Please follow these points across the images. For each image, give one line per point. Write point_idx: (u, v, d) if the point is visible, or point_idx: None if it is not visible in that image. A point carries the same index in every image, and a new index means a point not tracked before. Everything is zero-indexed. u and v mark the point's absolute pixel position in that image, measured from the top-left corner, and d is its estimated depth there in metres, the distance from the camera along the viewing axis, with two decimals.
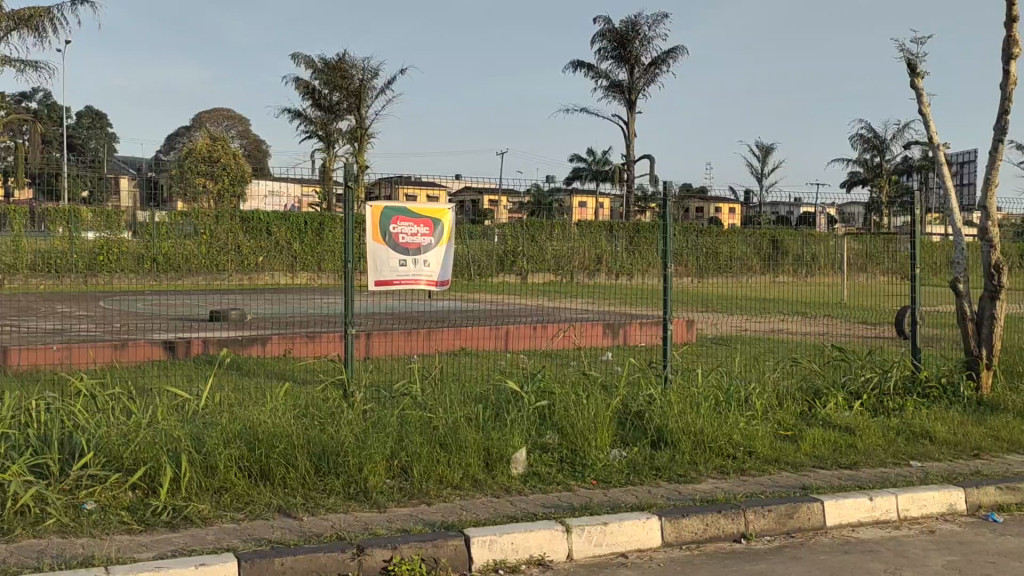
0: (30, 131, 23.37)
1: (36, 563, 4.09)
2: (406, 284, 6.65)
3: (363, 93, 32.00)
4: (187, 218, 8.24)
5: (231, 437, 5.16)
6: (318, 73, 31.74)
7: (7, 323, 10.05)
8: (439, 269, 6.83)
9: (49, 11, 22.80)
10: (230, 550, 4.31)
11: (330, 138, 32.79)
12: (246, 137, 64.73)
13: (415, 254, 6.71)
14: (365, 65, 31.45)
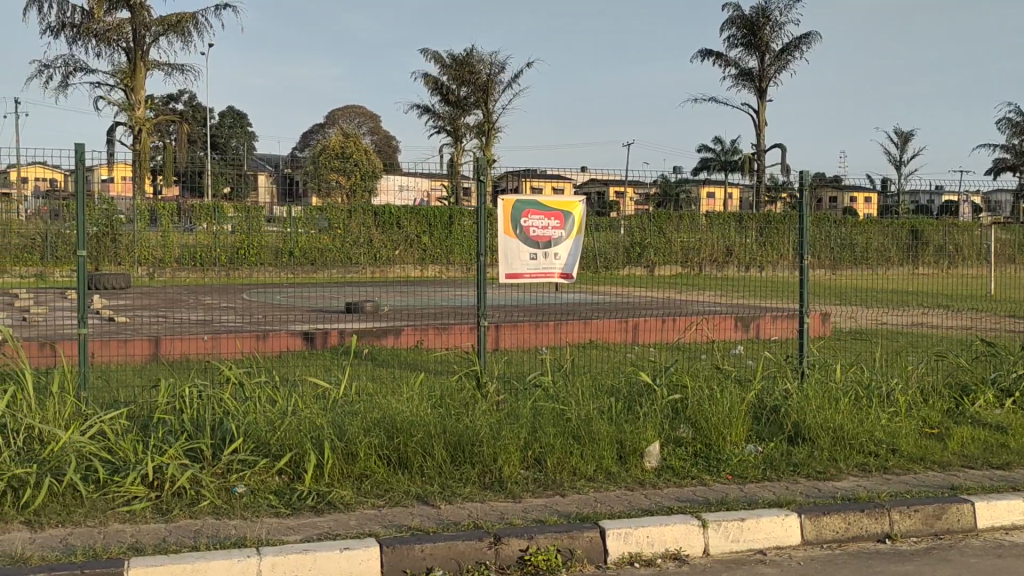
0: (178, 131, 24.58)
1: (193, 542, 4.31)
2: (538, 277, 6.68)
3: (491, 87, 32.33)
4: (321, 211, 8.59)
5: (371, 425, 5.30)
6: (445, 69, 32.20)
7: (159, 314, 10.60)
8: (568, 261, 6.85)
9: (195, 15, 23.92)
10: (372, 535, 4.44)
11: (458, 132, 33.24)
12: (376, 133, 66.39)
13: (545, 247, 6.74)
14: (492, 58, 31.81)
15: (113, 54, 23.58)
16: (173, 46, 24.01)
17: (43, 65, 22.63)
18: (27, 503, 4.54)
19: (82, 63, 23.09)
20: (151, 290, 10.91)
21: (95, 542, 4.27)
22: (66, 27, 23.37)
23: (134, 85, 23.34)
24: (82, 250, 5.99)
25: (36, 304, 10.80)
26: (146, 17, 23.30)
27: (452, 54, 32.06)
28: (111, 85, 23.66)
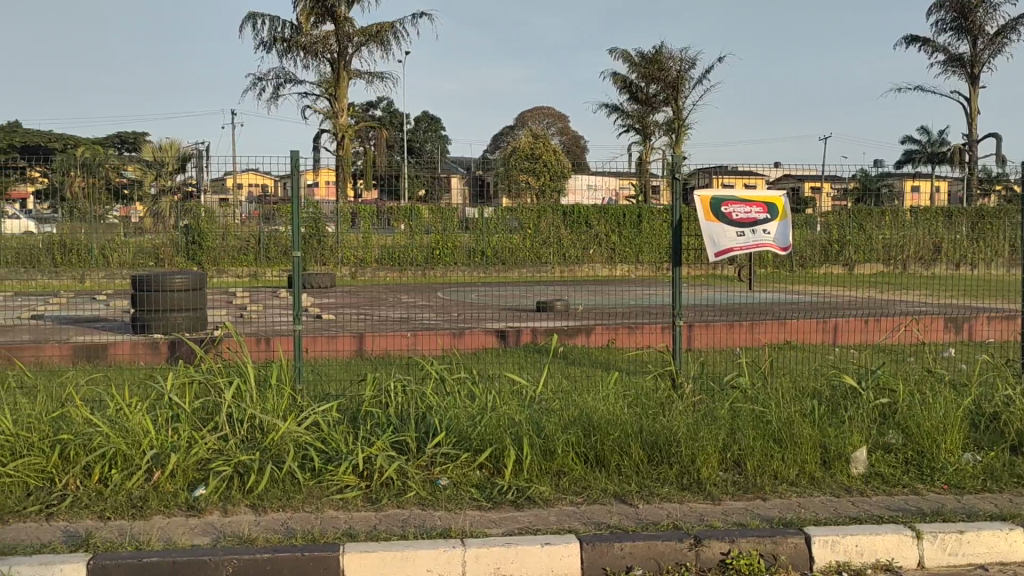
0: (377, 137, 25.69)
1: (402, 531, 4.49)
2: (749, 249, 6.54)
3: (681, 84, 31.93)
4: (512, 211, 8.74)
5: (569, 423, 5.36)
6: (635, 67, 32.12)
7: (362, 312, 11.13)
8: (780, 235, 6.63)
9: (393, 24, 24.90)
10: (572, 531, 4.49)
11: (647, 130, 33.08)
12: (564, 133, 67.02)
13: (751, 226, 6.61)
14: (682, 55, 31.42)
15: (320, 65, 24.92)
16: (373, 55, 25.08)
17: (258, 77, 24.18)
18: (251, 488, 4.86)
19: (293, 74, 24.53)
20: (355, 290, 11.45)
21: (313, 527, 4.53)
22: (278, 41, 24.86)
23: (337, 94, 24.56)
24: (296, 250, 6.36)
25: (253, 302, 11.56)
26: (349, 28, 24.46)
27: (640, 52, 31.94)
28: (317, 94, 25.01)
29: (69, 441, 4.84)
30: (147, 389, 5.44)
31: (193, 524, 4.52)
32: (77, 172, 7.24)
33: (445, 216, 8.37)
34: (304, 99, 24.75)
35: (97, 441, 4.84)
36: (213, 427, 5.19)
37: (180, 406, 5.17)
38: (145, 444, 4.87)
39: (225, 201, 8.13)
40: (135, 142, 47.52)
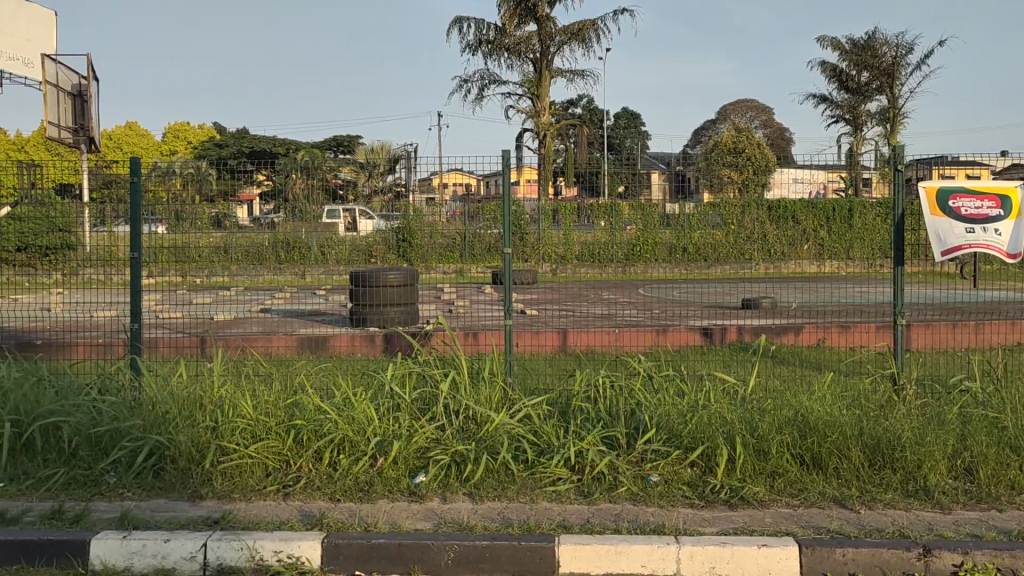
0: (577, 134, 25.88)
1: (615, 525, 4.52)
2: (978, 249, 6.13)
3: (896, 71, 30.26)
4: (715, 207, 8.59)
5: (783, 423, 5.22)
6: (846, 55, 30.86)
7: (566, 308, 11.24)
8: (1012, 242, 6.14)
9: (595, 21, 24.96)
10: (790, 534, 4.38)
11: (859, 121, 31.63)
12: (767, 126, 65.21)
13: (982, 223, 6.20)
14: (899, 40, 29.76)
15: (523, 65, 25.41)
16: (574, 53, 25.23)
17: (463, 79, 24.91)
18: (468, 477, 5.02)
19: (496, 75, 25.10)
20: (559, 286, 11.59)
21: (528, 517, 4.63)
22: (482, 44, 25.50)
23: (539, 93, 24.95)
24: (507, 247, 6.47)
25: (461, 297, 11.92)
26: (551, 27, 24.75)
27: (852, 39, 30.60)
28: (521, 94, 25.48)
29: (301, 426, 5.11)
30: (369, 379, 5.69)
31: (416, 509, 4.72)
32: (297, 173, 7.65)
33: (645, 211, 8.42)
34: (507, 99, 25.28)
35: (327, 427, 5.09)
36: (431, 417, 5.38)
37: (400, 396, 5.39)
38: (370, 432, 5.11)
39: (433, 200, 8.40)
40: (349, 144, 50.15)
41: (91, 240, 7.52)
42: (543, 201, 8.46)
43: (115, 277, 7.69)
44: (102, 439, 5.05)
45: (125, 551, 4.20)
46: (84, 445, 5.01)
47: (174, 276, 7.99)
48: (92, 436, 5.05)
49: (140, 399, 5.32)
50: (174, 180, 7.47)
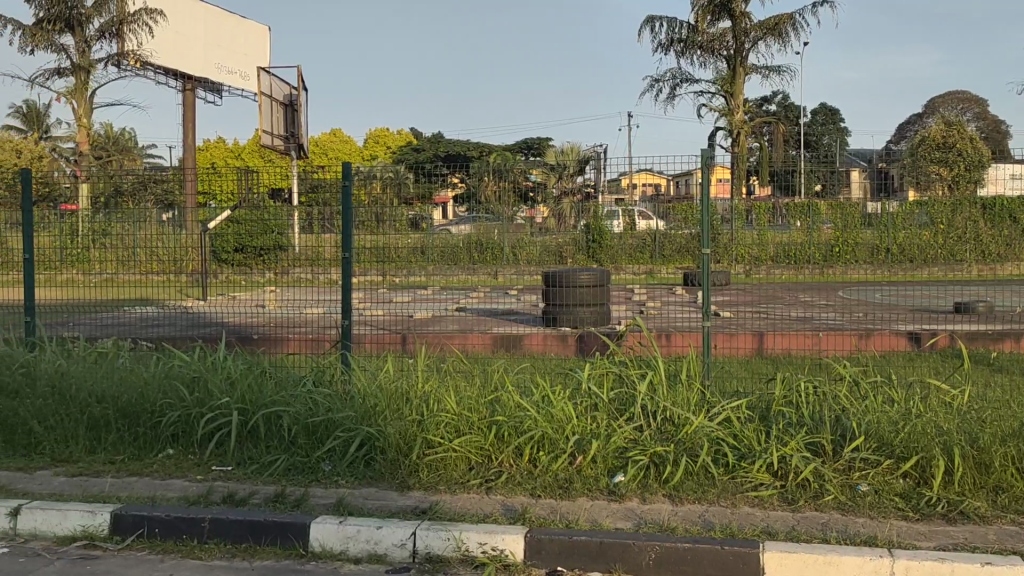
0: (771, 132, 25.21)
1: (823, 534, 4.38)
2: None
3: None
4: (923, 205, 8.16)
5: (1006, 435, 4.90)
6: None
7: (761, 310, 10.97)
8: None
9: (791, 16, 24.20)
10: (1017, 553, 4.10)
11: None
12: (981, 118, 61.32)
13: None
14: None
15: (716, 62, 25.03)
16: (770, 49, 24.57)
17: (653, 78, 24.77)
18: (667, 478, 4.98)
19: (688, 74, 24.83)
20: (754, 288, 11.33)
21: (731, 522, 4.55)
22: (674, 42, 25.34)
23: (733, 91, 24.49)
24: (705, 247, 6.34)
25: (651, 298, 11.87)
26: (746, 24, 24.22)
27: None
28: (713, 92, 25.08)
29: (502, 422, 5.20)
30: (566, 378, 5.73)
31: (615, 508, 4.73)
32: (490, 177, 7.71)
33: (844, 212, 8.10)
34: (699, 98, 24.96)
35: (527, 424, 5.15)
36: (628, 418, 5.36)
37: (598, 396, 5.40)
38: (569, 430, 5.14)
39: (620, 200, 8.35)
40: (538, 146, 51.09)
41: (299, 240, 7.74)
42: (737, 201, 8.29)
43: (322, 277, 8.01)
44: (318, 428, 5.30)
45: (340, 536, 4.41)
46: (302, 434, 5.28)
47: (375, 276, 8.25)
48: (309, 426, 5.31)
49: (351, 392, 5.57)
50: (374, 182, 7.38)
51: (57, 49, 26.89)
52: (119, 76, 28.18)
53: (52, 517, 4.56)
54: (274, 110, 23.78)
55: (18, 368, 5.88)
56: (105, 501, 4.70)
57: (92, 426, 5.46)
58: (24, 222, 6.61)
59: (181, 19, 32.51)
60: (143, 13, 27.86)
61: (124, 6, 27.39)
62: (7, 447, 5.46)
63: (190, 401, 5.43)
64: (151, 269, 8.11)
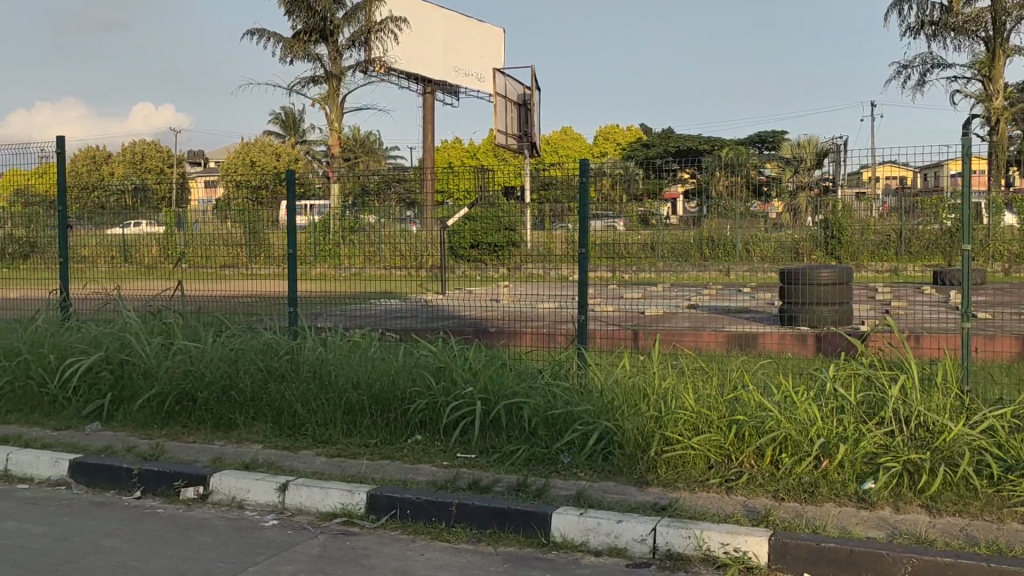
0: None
1: None
2: None
3: None
4: None
5: None
6: None
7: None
8: None
9: None
10: None
11: None
12: None
13: None
14: None
15: (973, 45, 23.33)
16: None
17: (901, 65, 23.42)
18: (923, 488, 4.69)
19: (940, 59, 23.29)
20: (1016, 289, 10.47)
21: (997, 538, 4.22)
22: (926, 25, 23.85)
23: (992, 75, 22.76)
24: (965, 244, 5.90)
25: (898, 298, 11.25)
26: (1007, 2, 22.38)
27: None
28: (968, 77, 23.38)
29: (743, 422, 5.06)
30: (810, 378, 5.52)
31: (866, 516, 4.51)
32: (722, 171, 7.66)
33: None
34: (953, 84, 23.35)
35: (769, 424, 4.99)
36: (879, 422, 5.08)
37: (845, 398, 5.16)
38: (814, 432, 4.93)
39: (862, 194, 7.74)
40: (770, 140, 49.59)
41: (532, 236, 7.77)
42: (995, 195, 7.64)
43: (554, 273, 7.94)
44: (557, 421, 5.39)
45: (581, 528, 4.45)
46: (542, 425, 5.39)
47: (603, 273, 8.14)
48: (549, 418, 5.41)
49: (589, 386, 5.63)
50: (602, 180, 7.40)
51: (313, 59, 28.91)
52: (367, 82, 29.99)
53: (316, 494, 4.89)
54: (507, 109, 24.50)
55: (284, 355, 6.27)
56: (362, 482, 5.00)
57: (349, 411, 5.82)
58: (289, 221, 7.15)
59: (421, 24, 34.09)
60: (388, 22, 29.43)
61: (372, 16, 29.05)
62: (275, 428, 5.96)
63: (436, 390, 5.67)
64: (394, 264, 8.09)
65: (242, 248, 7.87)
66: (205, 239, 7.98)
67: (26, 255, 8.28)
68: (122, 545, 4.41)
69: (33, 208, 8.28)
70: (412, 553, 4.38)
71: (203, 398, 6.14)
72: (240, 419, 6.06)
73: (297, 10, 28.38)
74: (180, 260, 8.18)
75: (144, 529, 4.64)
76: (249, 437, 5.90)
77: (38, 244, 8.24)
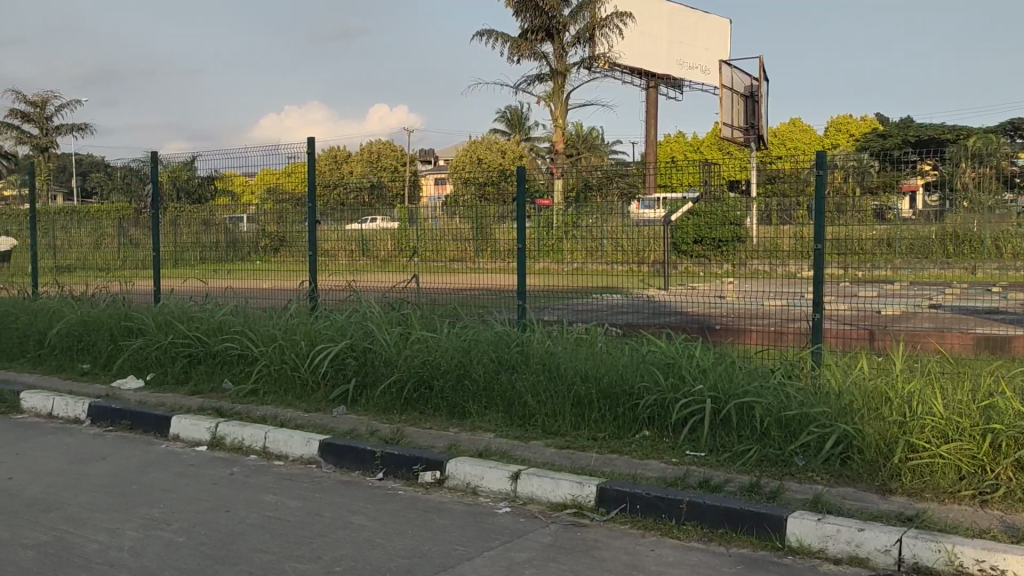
0: None
1: None
2: None
3: None
4: None
5: None
6: None
7: None
8: None
9: None
10: None
11: None
12: None
13: None
14: None
15: None
16: None
17: None
18: None
19: None
20: None
21: None
22: None
23: None
24: None
25: None
26: None
27: None
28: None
29: (999, 431, 4.70)
30: None
31: None
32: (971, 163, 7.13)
33: None
34: None
35: None
36: None
37: None
38: None
39: None
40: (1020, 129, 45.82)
41: (757, 232, 7.56)
42: None
43: (781, 269, 7.62)
44: (792, 422, 5.21)
45: (820, 533, 4.27)
46: (775, 426, 5.23)
47: (835, 270, 7.67)
48: (783, 419, 5.24)
49: (826, 388, 5.43)
50: (833, 173, 7.11)
51: (538, 56, 29.46)
52: (591, 78, 30.23)
53: (547, 484, 4.98)
54: (733, 102, 24.01)
55: (514, 346, 6.44)
56: (592, 475, 5.04)
57: (577, 403, 5.90)
58: (520, 216, 7.30)
59: (644, 19, 33.95)
60: (612, 17, 29.48)
61: (597, 11, 29.23)
62: (507, 418, 6.13)
63: (665, 386, 5.64)
64: (614, 259, 8.07)
65: (470, 242, 8.17)
66: (436, 234, 8.43)
67: (277, 248, 8.96)
68: (368, 523, 4.67)
69: (283, 204, 8.91)
70: (643, 548, 4.37)
71: (439, 386, 6.41)
72: (474, 408, 6.28)
73: (526, 10, 29.03)
74: (412, 255, 8.55)
75: (387, 509, 4.89)
76: (482, 425, 6.11)
77: (287, 239, 8.88)
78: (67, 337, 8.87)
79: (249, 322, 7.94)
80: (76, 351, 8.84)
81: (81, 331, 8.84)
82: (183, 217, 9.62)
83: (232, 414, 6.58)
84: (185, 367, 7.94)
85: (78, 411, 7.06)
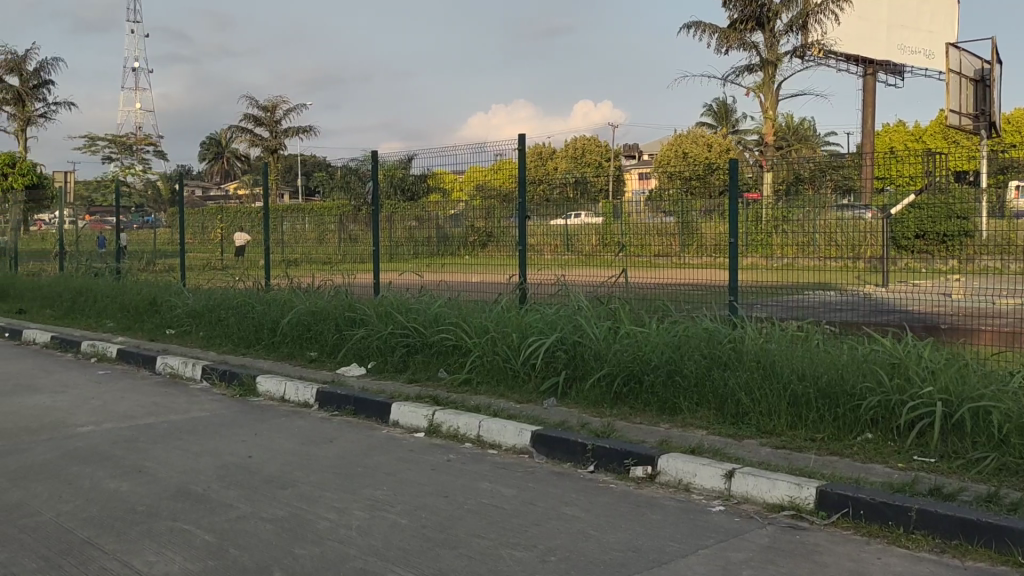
0: None
1: None
2: None
3: None
4: None
5: None
6: None
7: None
8: None
9: None
10: None
11: None
12: None
13: None
14: None
15: None
16: None
17: None
18: None
19: None
20: None
21: None
22: None
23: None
24: None
25: None
26: None
27: None
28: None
29: None
30: None
31: None
32: None
33: None
34: None
35: None
36: None
37: None
38: None
39: None
40: None
41: (988, 226, 7.00)
42: None
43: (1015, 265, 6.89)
44: None
45: None
46: (1016, 433, 4.84)
47: None
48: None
49: None
50: None
51: (748, 47, 28.69)
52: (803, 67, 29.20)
53: (764, 484, 4.85)
54: (960, 86, 22.58)
55: (726, 343, 6.31)
56: (811, 476, 4.87)
57: (794, 403, 5.71)
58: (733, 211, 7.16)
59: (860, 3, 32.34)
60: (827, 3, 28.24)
61: None
62: (719, 415, 6.01)
63: (890, 387, 5.37)
64: (828, 255, 7.74)
65: (676, 236, 8.11)
66: (643, 228, 8.35)
67: (484, 244, 9.16)
68: (582, 514, 4.71)
69: (491, 200, 9.10)
70: (867, 556, 4.17)
71: (649, 381, 6.37)
72: (685, 404, 6.19)
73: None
74: (618, 251, 8.46)
75: (600, 502, 4.91)
76: (693, 422, 6.02)
77: (494, 234, 9.10)
78: (297, 326, 9.47)
79: (464, 314, 8.17)
80: (305, 339, 9.40)
81: (310, 320, 9.39)
82: (399, 213, 10.02)
83: (447, 403, 6.81)
84: (404, 357, 8.30)
85: (307, 396, 7.52)
